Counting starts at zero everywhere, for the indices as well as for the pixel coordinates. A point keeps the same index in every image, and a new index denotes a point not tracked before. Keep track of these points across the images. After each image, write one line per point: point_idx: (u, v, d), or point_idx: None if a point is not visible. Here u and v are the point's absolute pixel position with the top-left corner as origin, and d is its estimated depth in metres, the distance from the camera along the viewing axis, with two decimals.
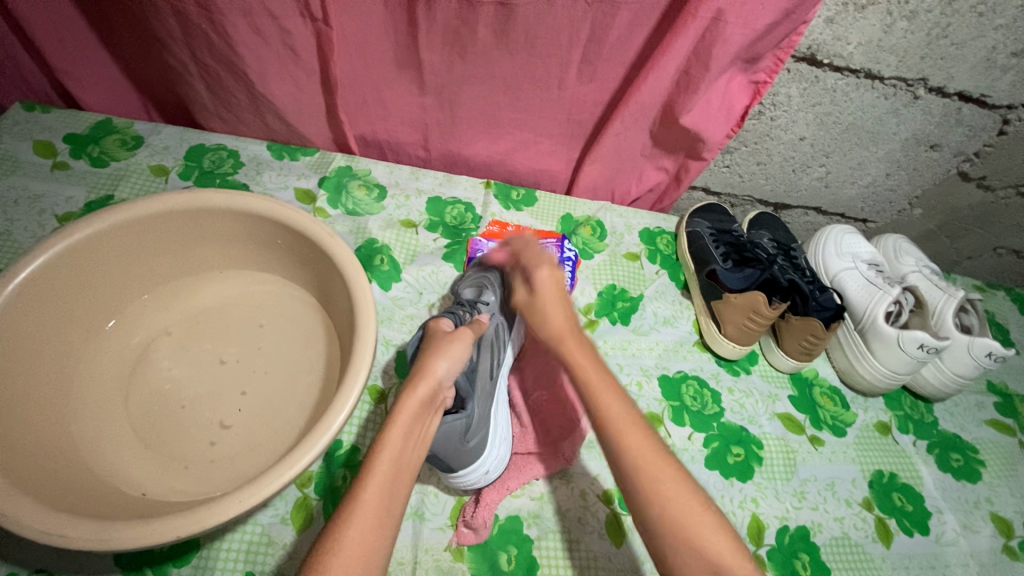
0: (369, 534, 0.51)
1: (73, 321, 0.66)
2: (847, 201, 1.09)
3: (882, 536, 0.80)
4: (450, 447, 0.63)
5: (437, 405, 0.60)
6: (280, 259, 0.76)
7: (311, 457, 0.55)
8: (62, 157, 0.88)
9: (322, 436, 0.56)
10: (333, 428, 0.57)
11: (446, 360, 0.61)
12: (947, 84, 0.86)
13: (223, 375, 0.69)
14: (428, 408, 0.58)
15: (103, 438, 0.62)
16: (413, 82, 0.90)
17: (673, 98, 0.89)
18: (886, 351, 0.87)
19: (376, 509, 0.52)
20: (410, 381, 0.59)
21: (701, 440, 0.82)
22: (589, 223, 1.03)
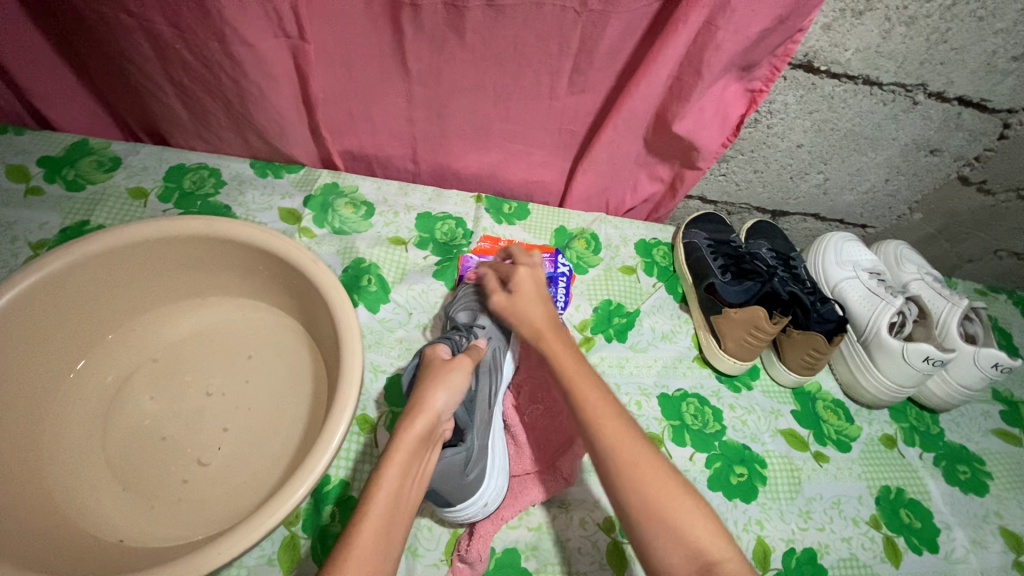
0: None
1: (47, 356, 0.63)
2: (846, 207, 1.07)
3: (891, 556, 0.78)
4: (450, 483, 0.60)
5: (434, 441, 0.58)
6: (264, 286, 0.73)
7: (295, 499, 0.53)
8: (36, 181, 0.85)
9: (308, 476, 0.54)
10: (319, 468, 0.54)
11: (443, 392, 0.59)
12: (947, 89, 0.83)
13: (207, 409, 0.66)
14: (425, 443, 0.56)
15: (77, 482, 0.59)
16: (400, 96, 0.88)
17: (667, 107, 0.87)
18: (890, 363, 0.85)
19: (369, 553, 0.49)
20: (409, 412, 0.57)
21: (702, 461, 0.80)
22: (583, 235, 1.00)
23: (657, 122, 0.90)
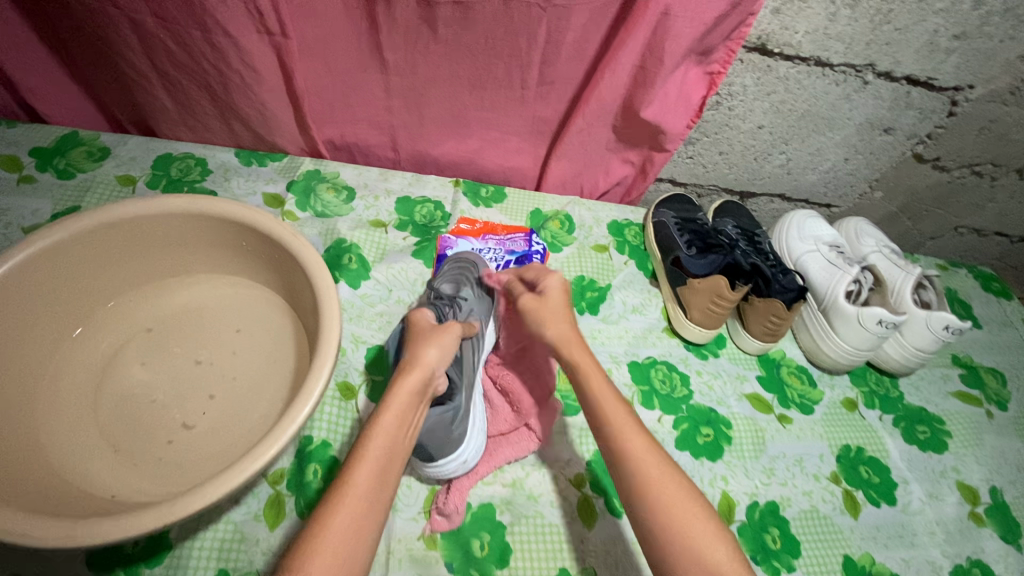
0: (357, 515, 0.52)
1: (42, 326, 0.66)
2: (810, 186, 1.12)
3: (850, 508, 0.82)
4: (436, 438, 0.64)
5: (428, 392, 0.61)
6: (249, 262, 0.77)
7: (275, 450, 0.56)
8: (28, 170, 0.89)
9: (288, 428, 0.57)
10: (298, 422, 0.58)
11: (436, 348, 0.63)
12: (894, 69, 0.88)
13: (196, 378, 0.70)
14: (419, 395, 0.59)
15: (70, 444, 0.62)
16: (378, 85, 0.91)
17: (632, 92, 0.90)
18: (848, 328, 0.89)
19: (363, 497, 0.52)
20: (405, 366, 0.61)
21: (670, 422, 0.84)
22: (557, 217, 1.04)
23: (624, 110, 0.94)
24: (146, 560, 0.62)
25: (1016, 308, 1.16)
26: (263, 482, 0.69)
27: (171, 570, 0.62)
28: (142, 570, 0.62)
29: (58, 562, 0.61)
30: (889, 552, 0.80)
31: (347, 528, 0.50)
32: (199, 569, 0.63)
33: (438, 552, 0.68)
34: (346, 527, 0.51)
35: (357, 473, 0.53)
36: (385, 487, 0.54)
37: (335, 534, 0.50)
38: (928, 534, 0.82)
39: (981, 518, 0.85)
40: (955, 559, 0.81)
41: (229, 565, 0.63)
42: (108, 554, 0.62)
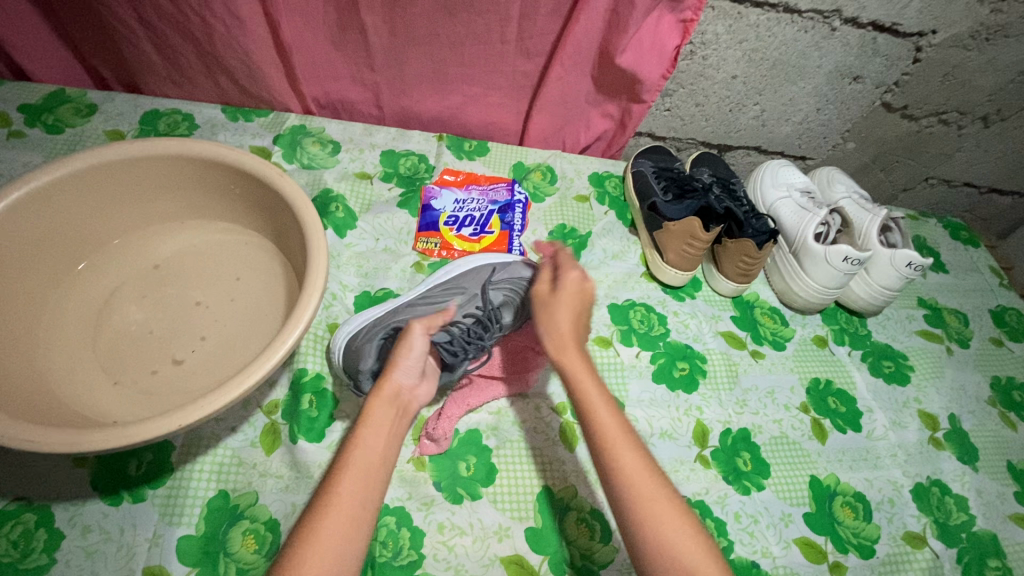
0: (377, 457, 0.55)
1: (43, 265, 0.69)
2: (784, 138, 1.15)
3: (817, 434, 0.87)
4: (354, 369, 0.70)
5: (405, 408, 0.60)
6: (239, 207, 0.79)
7: (254, 379, 0.58)
8: (17, 126, 0.91)
9: (264, 363, 0.59)
10: (271, 362, 0.59)
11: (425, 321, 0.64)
12: (860, 15, 0.91)
13: (191, 316, 0.72)
14: (396, 414, 0.58)
15: (72, 373, 0.65)
16: (359, 42, 0.92)
17: (610, 44, 0.91)
18: (816, 268, 0.93)
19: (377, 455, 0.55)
20: (374, 388, 0.59)
21: (648, 357, 0.88)
22: (539, 169, 1.07)
23: (601, 57, 0.94)
24: (149, 482, 0.66)
25: (982, 254, 1.20)
26: (258, 411, 0.72)
27: (173, 490, 0.66)
28: (147, 491, 0.66)
29: (63, 483, 0.64)
30: (853, 473, 0.85)
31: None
32: (200, 489, 0.67)
33: (427, 473, 0.72)
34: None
35: (330, 519, 0.50)
36: (364, 522, 0.51)
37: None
38: (891, 457, 0.87)
39: (941, 442, 0.90)
40: (915, 478, 0.86)
41: (228, 486, 0.67)
42: (113, 475, 0.66)
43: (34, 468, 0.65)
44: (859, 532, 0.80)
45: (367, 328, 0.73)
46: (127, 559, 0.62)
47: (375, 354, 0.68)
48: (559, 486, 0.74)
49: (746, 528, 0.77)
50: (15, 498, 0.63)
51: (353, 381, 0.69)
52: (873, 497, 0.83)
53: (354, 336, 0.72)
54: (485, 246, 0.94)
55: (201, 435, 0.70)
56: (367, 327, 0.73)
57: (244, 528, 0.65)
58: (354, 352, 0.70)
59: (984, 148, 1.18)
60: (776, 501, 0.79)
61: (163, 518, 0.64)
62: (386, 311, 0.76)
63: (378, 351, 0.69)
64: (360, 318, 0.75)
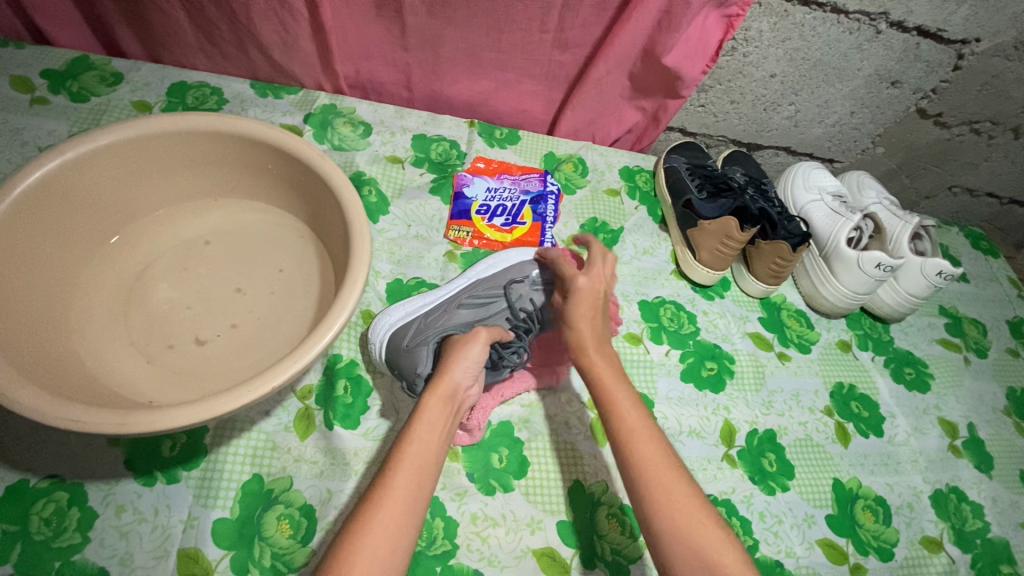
0: (424, 459, 0.57)
1: (77, 237, 0.68)
2: (815, 140, 1.14)
3: (840, 438, 0.88)
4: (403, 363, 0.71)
5: (457, 408, 0.63)
6: (275, 188, 0.77)
7: (298, 367, 0.58)
8: (41, 92, 0.88)
9: (309, 350, 0.58)
10: (316, 349, 0.58)
11: (486, 332, 0.68)
12: (907, 19, 0.91)
13: (224, 297, 0.71)
14: (450, 411, 0.62)
15: (106, 350, 0.64)
16: (395, 21, 0.89)
17: (653, 36, 0.89)
18: (848, 272, 0.94)
19: (421, 455, 0.57)
20: (431, 386, 0.62)
21: (677, 356, 0.88)
22: (571, 160, 1.05)
23: (643, 53, 0.93)
24: (182, 464, 0.65)
25: (1002, 265, 1.20)
26: (292, 396, 0.72)
27: (207, 472, 0.65)
28: (181, 472, 0.65)
29: (96, 462, 0.64)
30: (875, 477, 0.86)
31: (373, 565, 0.49)
32: (234, 472, 0.66)
33: (460, 464, 0.72)
34: (371, 564, 0.49)
35: (384, 510, 0.52)
36: (416, 515, 0.54)
37: (368, 563, 0.49)
38: (912, 463, 0.88)
39: (959, 450, 0.92)
40: (934, 484, 0.87)
41: (262, 470, 0.67)
42: (146, 455, 0.65)
43: (66, 445, 0.64)
44: (879, 534, 0.81)
45: (415, 329, 0.73)
46: (162, 539, 0.61)
47: (431, 359, 0.70)
48: (590, 481, 0.74)
49: (771, 527, 0.78)
50: (48, 476, 0.62)
51: (407, 384, 0.71)
52: (893, 501, 0.84)
53: (401, 339, 0.72)
54: (516, 236, 0.93)
55: (235, 419, 0.69)
56: (414, 329, 0.73)
57: (279, 512, 0.65)
58: (406, 356, 0.70)
59: (1011, 158, 1.18)
60: (800, 503, 0.80)
61: (197, 500, 0.64)
62: (429, 310, 0.75)
63: (432, 356, 0.71)
64: (403, 317, 0.75)
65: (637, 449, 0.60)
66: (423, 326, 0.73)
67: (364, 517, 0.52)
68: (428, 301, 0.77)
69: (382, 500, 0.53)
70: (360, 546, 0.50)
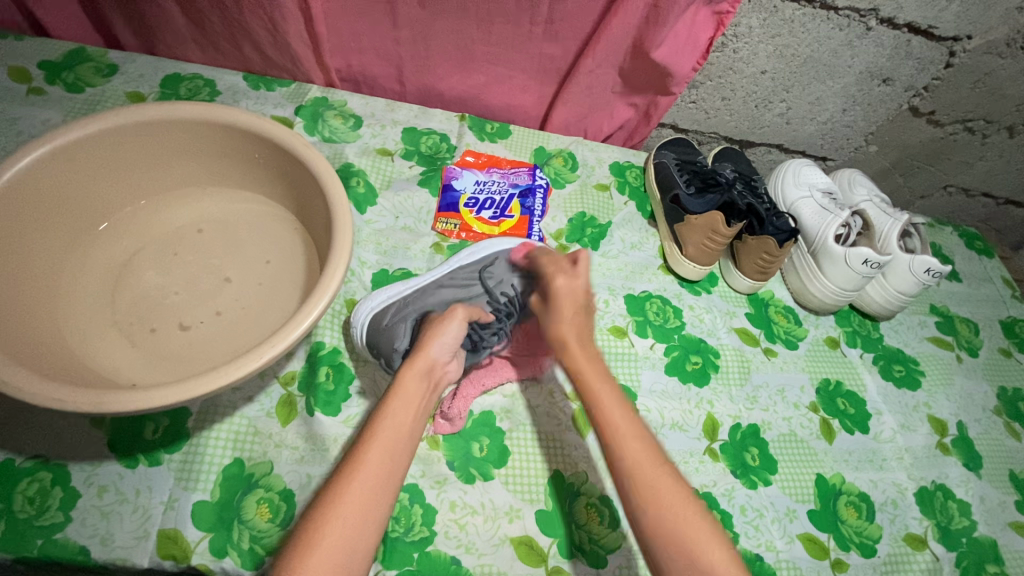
0: (398, 432, 0.57)
1: (66, 223, 0.69)
2: (807, 138, 1.14)
3: (825, 433, 0.87)
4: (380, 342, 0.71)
5: (434, 384, 0.64)
6: (262, 177, 0.78)
7: (276, 351, 0.58)
8: (37, 82, 0.89)
9: (287, 334, 0.59)
10: (295, 333, 0.59)
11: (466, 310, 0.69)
12: (897, 15, 0.91)
13: (209, 284, 0.72)
14: (426, 385, 0.62)
15: (91, 334, 0.65)
16: (386, 14, 0.90)
17: (643, 31, 0.90)
18: (835, 268, 0.94)
19: (395, 429, 0.57)
20: (408, 361, 0.63)
21: (661, 350, 0.88)
22: (561, 154, 1.06)
23: (633, 49, 0.93)
24: (164, 447, 0.66)
25: (996, 264, 1.20)
26: (275, 382, 0.73)
27: (189, 455, 0.66)
28: (163, 455, 0.66)
29: (80, 444, 0.65)
30: (859, 473, 0.86)
31: (343, 534, 0.51)
32: (216, 456, 0.67)
33: (440, 452, 0.72)
34: (341, 533, 0.51)
35: (356, 482, 0.53)
36: (389, 485, 0.55)
37: (341, 530, 0.51)
38: (897, 460, 0.88)
39: (947, 447, 0.92)
40: (920, 482, 0.87)
41: (244, 454, 0.67)
42: (129, 438, 0.66)
43: (51, 426, 0.65)
44: (862, 530, 0.81)
45: (395, 307, 0.74)
46: (142, 520, 0.62)
47: (409, 334, 0.71)
48: (571, 471, 0.75)
49: (752, 521, 0.78)
50: (32, 456, 0.63)
51: (385, 360, 0.71)
52: (877, 498, 0.84)
53: (381, 316, 0.73)
54: (504, 229, 0.94)
55: (218, 404, 0.70)
56: (395, 307, 0.74)
57: (259, 496, 0.65)
58: (385, 332, 0.71)
59: (1006, 157, 1.17)
60: (782, 497, 0.80)
61: (178, 483, 0.65)
62: (410, 289, 0.76)
63: (410, 333, 0.71)
64: (382, 296, 0.75)
65: (612, 436, 0.60)
66: (403, 305, 0.75)
67: (338, 486, 0.53)
68: (408, 283, 0.78)
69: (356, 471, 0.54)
70: (331, 516, 0.51)
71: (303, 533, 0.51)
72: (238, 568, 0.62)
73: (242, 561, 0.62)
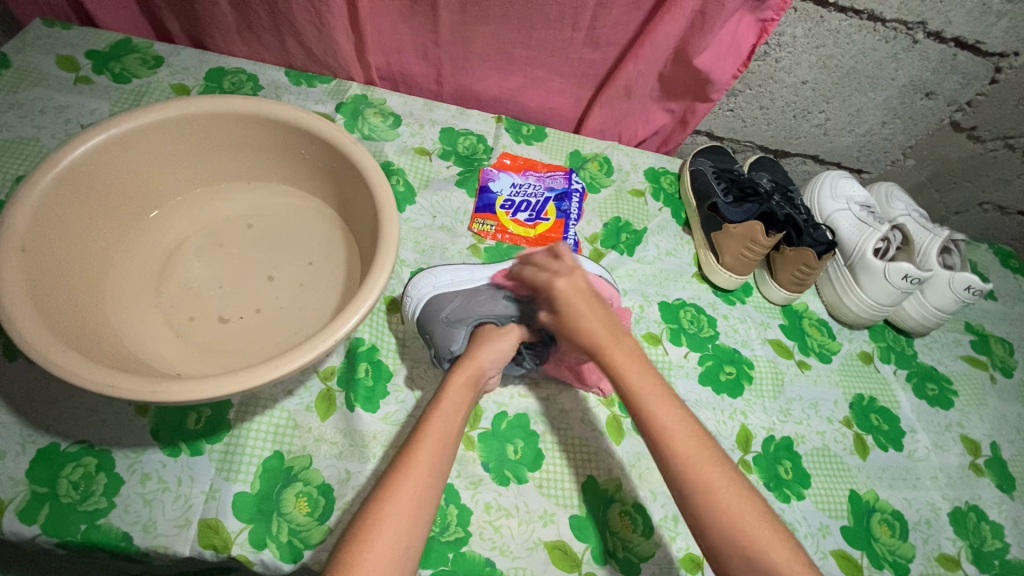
0: (443, 438, 0.60)
1: (117, 211, 0.70)
2: (844, 149, 1.13)
3: (859, 449, 0.87)
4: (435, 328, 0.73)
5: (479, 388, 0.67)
6: (307, 173, 0.79)
7: (326, 347, 0.59)
8: (85, 72, 0.91)
9: (335, 332, 0.60)
10: (344, 331, 0.60)
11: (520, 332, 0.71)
12: (944, 29, 0.90)
13: (252, 276, 0.73)
14: (473, 393, 0.65)
15: (138, 322, 0.66)
16: (431, 13, 0.90)
17: (686, 37, 0.89)
18: (873, 283, 0.93)
19: (442, 433, 0.60)
20: (458, 366, 0.66)
21: (695, 358, 0.88)
22: (596, 159, 1.06)
23: (675, 55, 0.93)
24: (206, 437, 0.67)
25: None
26: (314, 376, 0.73)
27: (230, 447, 0.67)
28: (205, 445, 0.66)
29: (125, 431, 0.65)
30: (892, 491, 0.85)
31: (396, 531, 0.53)
32: (256, 449, 0.67)
33: (476, 453, 0.73)
34: (396, 529, 0.53)
35: (408, 480, 0.56)
36: (437, 483, 0.57)
37: (393, 527, 0.53)
38: (931, 479, 0.87)
39: (981, 468, 0.91)
40: (953, 502, 0.86)
41: (283, 447, 0.68)
42: (172, 427, 0.66)
43: (97, 413, 0.66)
44: (895, 549, 0.80)
45: (457, 306, 0.74)
46: (184, 509, 0.62)
47: (466, 339, 0.71)
48: (603, 477, 0.75)
49: (785, 535, 0.77)
50: (78, 441, 0.64)
51: (435, 354, 0.72)
52: (910, 516, 0.83)
53: (441, 309, 0.74)
54: (540, 232, 0.94)
55: (259, 396, 0.70)
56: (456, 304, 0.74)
57: (298, 489, 0.66)
58: (444, 329, 0.72)
59: None
60: (814, 512, 0.79)
61: (220, 473, 0.65)
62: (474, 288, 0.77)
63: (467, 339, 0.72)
64: (446, 288, 0.76)
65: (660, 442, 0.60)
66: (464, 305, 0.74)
67: (392, 485, 0.56)
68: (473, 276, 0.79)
69: (409, 471, 0.57)
70: (386, 511, 0.54)
71: (355, 529, 0.53)
72: (277, 560, 0.62)
73: (281, 554, 0.62)
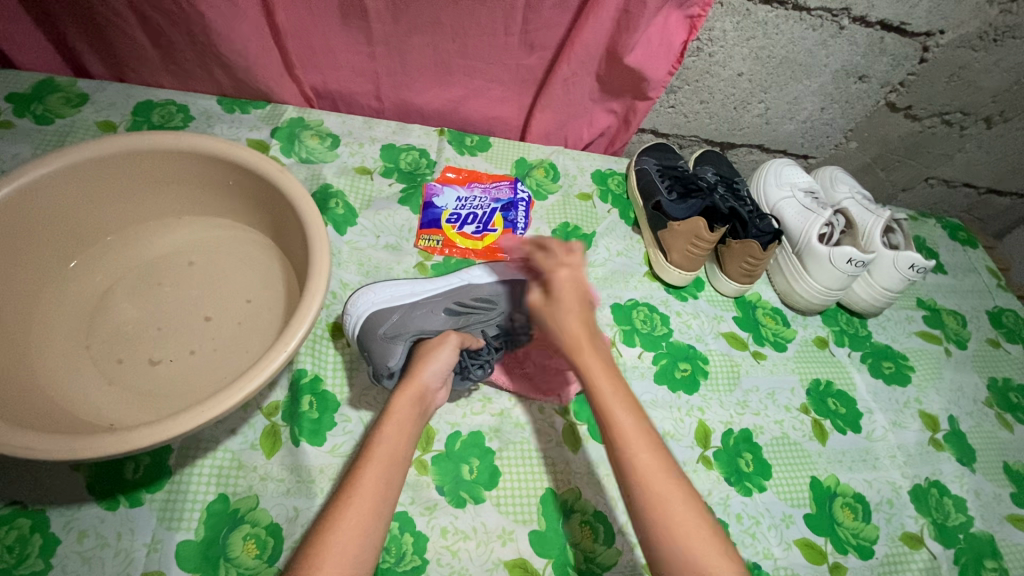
0: (386, 465, 0.58)
1: (35, 260, 0.67)
2: (787, 136, 1.14)
3: (818, 435, 0.87)
4: (375, 342, 0.71)
5: (425, 408, 0.66)
6: (239, 204, 0.77)
7: (257, 384, 0.57)
8: (5, 116, 0.88)
9: (261, 372, 0.57)
10: (272, 367, 0.58)
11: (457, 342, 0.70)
12: (869, 13, 0.91)
13: (183, 316, 0.70)
14: (418, 411, 0.64)
15: (65, 374, 0.64)
16: (358, 31, 0.89)
17: (616, 38, 0.89)
18: (820, 268, 0.93)
19: (387, 456, 0.59)
20: (400, 385, 0.65)
21: (650, 358, 0.88)
22: (542, 165, 1.05)
23: (607, 56, 0.93)
24: (146, 486, 0.65)
25: (980, 255, 1.20)
26: (258, 413, 0.71)
27: (172, 494, 0.65)
28: (145, 495, 0.64)
29: (58, 488, 0.63)
30: (853, 474, 0.85)
31: (342, 564, 0.51)
32: (199, 493, 0.65)
33: (429, 477, 0.71)
34: (341, 564, 0.51)
35: (353, 507, 0.55)
36: (384, 511, 0.56)
37: (337, 560, 0.51)
38: (890, 458, 0.88)
39: (940, 443, 0.92)
40: (913, 480, 0.87)
41: (228, 490, 0.66)
42: (110, 478, 0.64)
43: (27, 472, 0.63)
44: (858, 532, 0.80)
45: (396, 320, 0.73)
46: (125, 564, 0.60)
47: (404, 355, 0.70)
48: (561, 488, 0.74)
49: (748, 529, 0.77)
50: (9, 503, 0.62)
51: (374, 373, 0.70)
52: (872, 498, 0.84)
53: (378, 326, 0.72)
54: (488, 244, 0.93)
55: (200, 438, 0.68)
56: (394, 319, 0.73)
57: (245, 532, 0.64)
58: (381, 345, 0.70)
59: (985, 148, 1.18)
60: (777, 502, 0.80)
61: (162, 523, 0.63)
62: (414, 302, 0.76)
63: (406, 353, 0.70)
64: (383, 304, 0.75)
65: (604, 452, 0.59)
66: (404, 318, 0.73)
67: (333, 516, 0.54)
68: (414, 292, 0.78)
69: (351, 501, 0.55)
70: (331, 544, 0.52)
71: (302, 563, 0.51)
72: None
73: None
